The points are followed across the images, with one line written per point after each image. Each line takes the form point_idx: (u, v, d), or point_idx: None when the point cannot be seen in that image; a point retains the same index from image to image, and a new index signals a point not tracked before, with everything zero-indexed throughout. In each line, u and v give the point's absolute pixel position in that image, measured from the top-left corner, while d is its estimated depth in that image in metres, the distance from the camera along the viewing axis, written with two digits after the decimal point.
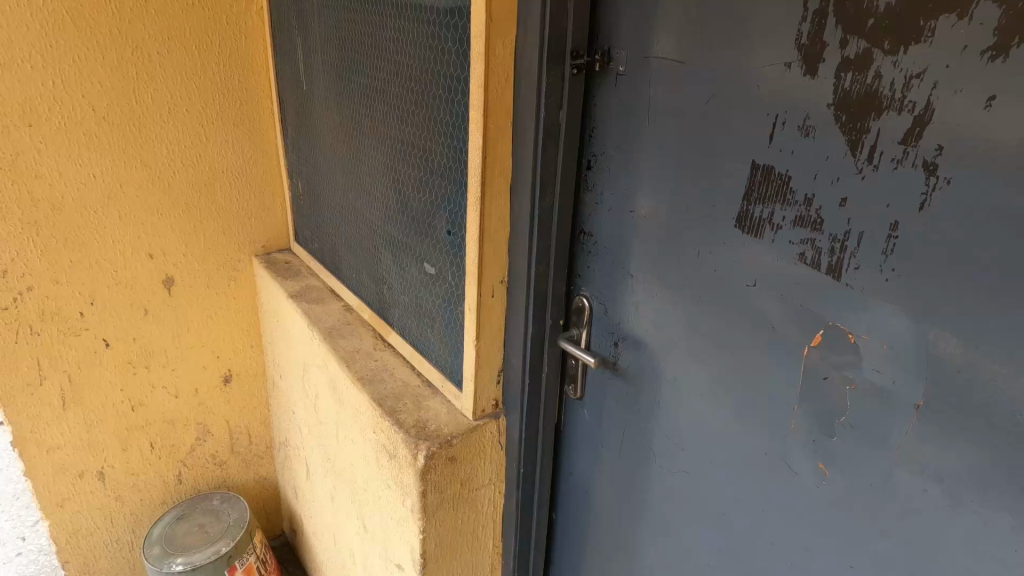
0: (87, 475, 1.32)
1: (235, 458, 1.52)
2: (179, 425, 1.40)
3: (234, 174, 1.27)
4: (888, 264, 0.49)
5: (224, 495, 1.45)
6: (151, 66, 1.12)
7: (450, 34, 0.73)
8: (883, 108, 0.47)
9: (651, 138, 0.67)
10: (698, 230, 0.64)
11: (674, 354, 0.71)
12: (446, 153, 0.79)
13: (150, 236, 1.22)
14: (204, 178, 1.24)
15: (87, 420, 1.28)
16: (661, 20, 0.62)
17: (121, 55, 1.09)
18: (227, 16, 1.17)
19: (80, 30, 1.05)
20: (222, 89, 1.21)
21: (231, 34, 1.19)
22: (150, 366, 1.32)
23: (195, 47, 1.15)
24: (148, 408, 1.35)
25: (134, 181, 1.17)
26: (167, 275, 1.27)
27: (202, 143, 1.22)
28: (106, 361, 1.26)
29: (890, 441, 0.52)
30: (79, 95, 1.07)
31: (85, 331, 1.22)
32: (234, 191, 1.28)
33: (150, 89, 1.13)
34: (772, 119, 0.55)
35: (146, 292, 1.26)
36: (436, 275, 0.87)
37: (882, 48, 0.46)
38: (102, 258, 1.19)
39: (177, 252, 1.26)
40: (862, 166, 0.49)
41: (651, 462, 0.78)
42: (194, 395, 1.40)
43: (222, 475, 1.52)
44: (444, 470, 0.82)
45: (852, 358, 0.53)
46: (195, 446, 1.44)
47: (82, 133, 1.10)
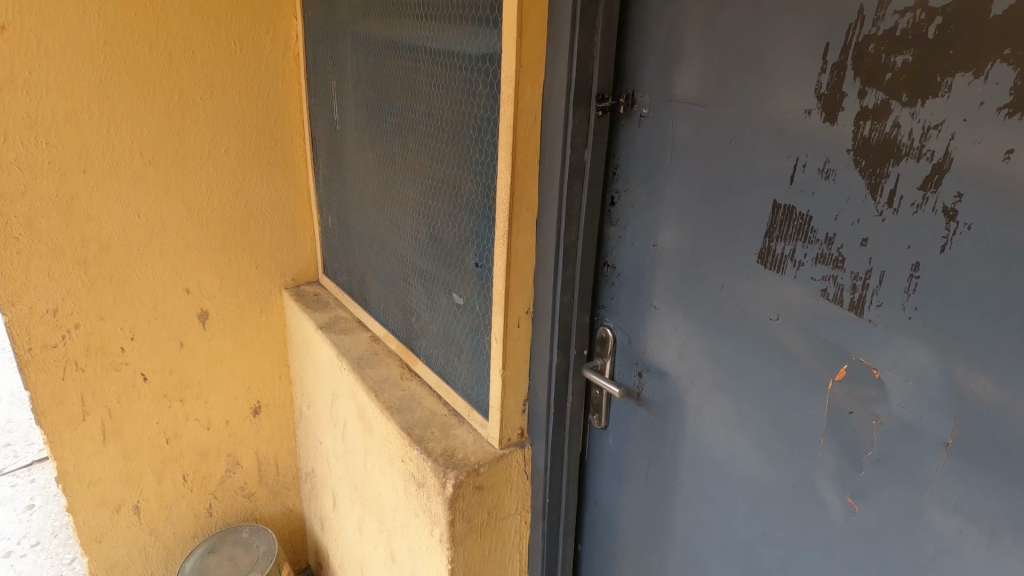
0: (124, 508, 1.35)
1: (263, 489, 1.54)
2: (210, 456, 1.42)
3: (267, 211, 1.31)
4: (911, 302, 0.51)
5: (253, 527, 1.47)
6: (195, 111, 1.17)
7: (481, 78, 0.76)
8: (902, 155, 0.49)
9: (674, 177, 0.70)
10: (722, 266, 0.66)
11: (700, 387, 0.73)
12: (476, 189, 0.82)
13: (188, 271, 1.26)
14: (240, 215, 1.28)
15: (125, 452, 1.31)
16: (683, 67, 0.65)
17: (168, 102, 1.14)
18: (266, 61, 1.22)
19: (133, 80, 1.10)
20: (259, 130, 1.25)
21: (269, 78, 1.24)
22: (185, 398, 1.35)
23: (235, 92, 1.20)
24: (182, 440, 1.37)
25: (176, 219, 1.21)
26: (202, 307, 1.30)
27: (239, 182, 1.26)
28: (144, 395, 1.29)
29: (918, 476, 0.53)
30: (129, 140, 1.12)
31: (125, 365, 1.25)
32: (267, 226, 1.32)
33: (194, 133, 1.18)
34: (793, 162, 0.57)
35: (182, 325, 1.29)
36: (464, 305, 0.90)
37: (900, 100, 0.48)
38: (144, 293, 1.23)
39: (213, 284, 1.29)
40: (882, 209, 0.51)
41: (677, 494, 0.79)
42: (225, 427, 1.42)
43: (251, 506, 1.53)
44: (472, 499, 0.84)
45: (877, 392, 0.55)
46: (225, 476, 1.46)
47: (130, 176, 1.14)
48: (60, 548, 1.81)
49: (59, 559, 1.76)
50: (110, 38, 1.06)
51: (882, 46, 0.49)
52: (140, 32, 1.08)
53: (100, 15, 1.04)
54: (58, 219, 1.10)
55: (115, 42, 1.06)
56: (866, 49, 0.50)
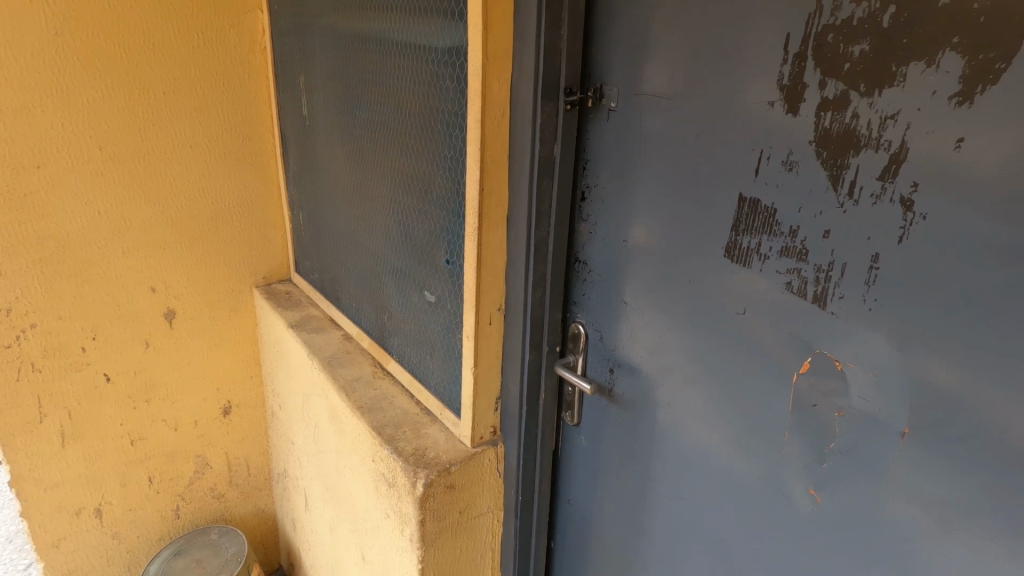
0: (84, 512, 1.32)
1: (234, 490, 1.52)
2: (179, 458, 1.40)
3: (236, 208, 1.29)
4: (871, 294, 0.51)
5: (222, 529, 1.45)
6: (158, 106, 1.15)
7: (449, 72, 0.75)
8: (861, 145, 0.49)
9: (643, 171, 0.69)
10: (691, 261, 0.66)
11: (670, 383, 0.73)
12: (446, 185, 0.81)
13: (155, 270, 1.24)
14: (207, 213, 1.26)
15: (87, 455, 1.28)
16: (651, 61, 0.65)
17: (129, 96, 1.12)
18: (232, 55, 1.21)
19: (90, 73, 1.07)
20: (226, 125, 1.24)
21: (236, 73, 1.22)
22: (151, 400, 1.32)
23: (199, 87, 1.18)
24: (148, 442, 1.35)
25: (139, 216, 1.19)
26: (169, 306, 1.28)
27: (206, 178, 1.24)
28: (108, 396, 1.27)
29: (879, 467, 0.53)
30: (87, 135, 1.10)
31: (87, 366, 1.22)
32: (237, 224, 1.30)
33: (156, 128, 1.16)
34: (757, 154, 0.57)
35: (149, 324, 1.27)
36: (436, 302, 0.89)
37: (858, 90, 0.48)
38: (109, 293, 1.20)
39: (181, 284, 1.28)
40: (842, 200, 0.51)
41: (648, 489, 0.79)
42: (194, 427, 1.40)
43: (221, 508, 1.51)
44: (443, 498, 0.83)
45: (839, 385, 0.55)
46: (194, 478, 1.44)
47: (90, 172, 1.12)
48: (14, 554, 1.77)
49: (12, 565, 1.73)
50: (64, 30, 1.03)
51: (840, 36, 0.49)
52: (97, 24, 1.06)
53: (54, 5, 1.02)
54: (13, 216, 1.07)
55: (70, 34, 1.04)
56: (825, 40, 0.50)
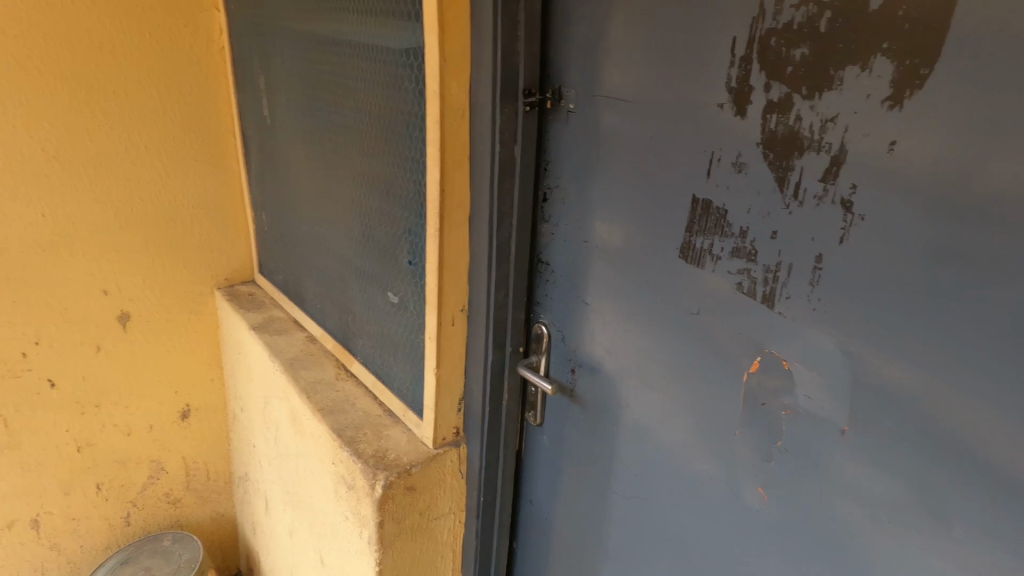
0: (20, 524, 1.30)
1: (191, 495, 1.50)
2: (132, 463, 1.39)
3: (195, 210, 1.29)
4: (816, 294, 0.52)
5: (175, 536, 1.45)
6: (105, 106, 1.15)
7: (408, 72, 0.75)
8: (804, 147, 0.50)
9: (601, 173, 0.70)
10: (648, 262, 0.67)
11: (630, 383, 0.73)
12: (408, 185, 0.81)
13: (107, 273, 1.23)
14: (163, 215, 1.26)
15: (28, 464, 1.27)
16: (607, 63, 0.65)
17: (73, 95, 1.11)
18: (187, 55, 1.20)
19: (28, 73, 1.06)
20: (182, 126, 1.23)
21: (193, 74, 1.22)
22: (101, 405, 1.31)
23: (151, 87, 1.18)
24: (97, 448, 1.34)
25: (88, 218, 1.18)
26: (123, 309, 1.27)
27: (161, 179, 1.24)
28: (51, 403, 1.26)
29: (824, 464, 0.54)
30: (31, 135, 1.09)
31: (28, 372, 1.21)
32: (195, 225, 1.30)
33: (105, 129, 1.16)
34: (709, 156, 0.58)
35: (102, 328, 1.27)
36: (399, 304, 0.89)
37: (800, 93, 0.49)
38: (53, 296, 1.20)
39: (135, 286, 1.27)
40: (788, 201, 0.52)
41: (608, 489, 0.80)
42: (148, 432, 1.39)
43: (176, 513, 1.50)
44: (403, 500, 0.83)
45: (787, 383, 0.56)
46: (148, 483, 1.43)
47: (35, 173, 1.11)
48: None
49: None
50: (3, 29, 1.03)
51: (782, 39, 0.49)
52: (39, 24, 1.05)
53: None
54: None
55: (10, 33, 1.03)
56: (769, 43, 0.51)
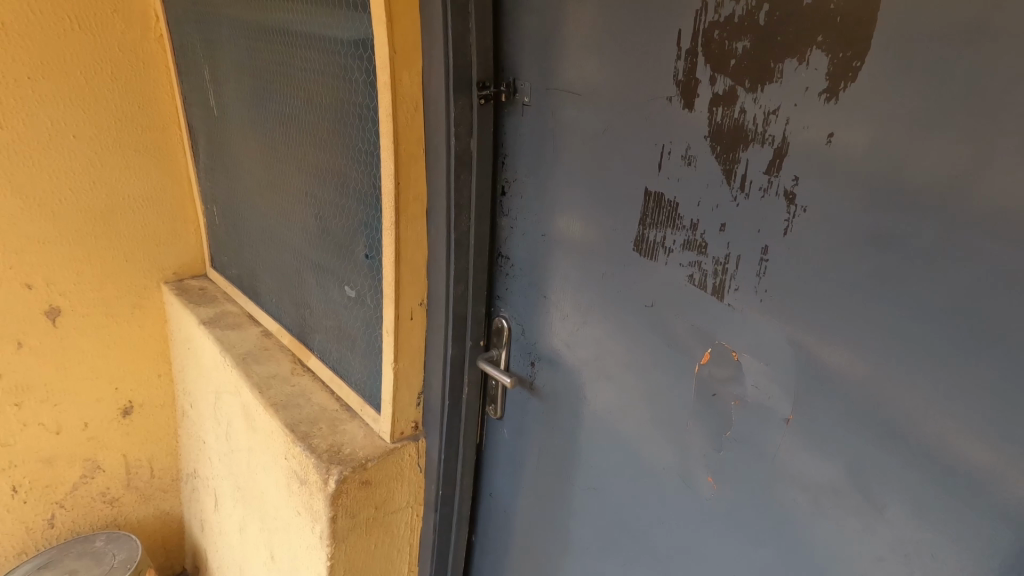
0: None
1: (130, 494, 1.47)
2: (59, 464, 1.34)
3: (132, 201, 1.26)
4: (762, 285, 0.53)
5: (110, 535, 1.41)
6: (31, 92, 1.10)
7: (358, 63, 0.73)
8: (749, 140, 0.51)
9: (557, 166, 0.70)
10: (604, 255, 0.67)
11: (587, 375, 0.74)
12: (363, 178, 0.79)
13: (33, 266, 1.19)
14: (98, 206, 1.22)
15: None
16: (559, 55, 0.65)
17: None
18: (122, 41, 1.17)
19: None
20: (117, 115, 1.20)
21: (128, 61, 1.19)
22: (21, 403, 1.26)
23: (81, 73, 1.14)
24: (16, 448, 1.28)
25: (14, 209, 1.14)
26: (53, 304, 1.23)
27: (96, 169, 1.20)
28: None
29: (770, 452, 0.56)
30: None
31: None
32: (134, 216, 1.27)
33: (32, 115, 1.11)
34: (660, 149, 0.58)
35: (27, 322, 1.22)
36: (356, 298, 0.87)
37: (744, 86, 0.50)
38: None
39: (66, 280, 1.23)
40: (735, 194, 0.53)
41: (565, 481, 0.80)
42: (83, 430, 1.35)
43: (114, 513, 1.46)
44: (358, 494, 0.82)
45: (735, 374, 0.57)
46: (81, 483, 1.38)
47: None
48: None
49: None
50: None
51: (725, 32, 0.50)
52: None
53: None
54: None
55: None
56: (712, 36, 0.51)
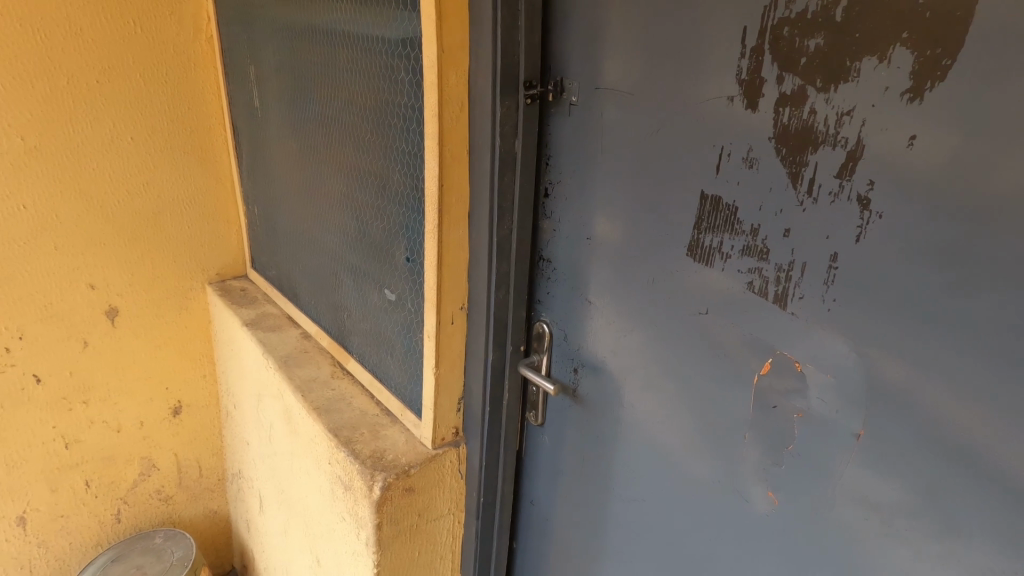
0: (7, 521, 1.27)
1: (182, 492, 1.49)
2: (121, 461, 1.38)
3: (181, 202, 1.28)
4: (830, 294, 0.50)
5: (167, 533, 1.43)
6: (87, 94, 1.12)
7: (403, 64, 0.73)
8: (819, 142, 0.48)
9: (604, 168, 0.68)
10: (653, 261, 0.65)
11: (633, 384, 0.72)
12: (404, 181, 0.79)
13: (91, 266, 1.21)
14: (150, 207, 1.24)
15: (12, 459, 1.24)
16: (609, 54, 0.63)
17: (53, 84, 1.08)
18: (173, 43, 1.18)
19: (6, 59, 1.03)
20: (168, 116, 1.22)
21: (179, 63, 1.20)
22: (89, 401, 1.30)
23: (135, 75, 1.16)
24: (85, 445, 1.32)
25: (72, 210, 1.16)
26: (110, 304, 1.26)
27: (148, 171, 1.22)
28: (36, 399, 1.23)
29: (834, 468, 0.53)
30: (7, 122, 1.06)
31: (11, 367, 1.19)
32: (181, 217, 1.29)
33: (87, 118, 1.13)
34: (718, 151, 0.56)
35: (86, 323, 1.24)
36: (396, 301, 0.87)
37: (815, 85, 0.47)
38: (36, 289, 1.17)
39: (121, 281, 1.25)
40: (802, 198, 0.50)
41: (607, 490, 0.78)
42: (139, 428, 1.38)
43: (168, 511, 1.49)
44: (401, 501, 0.81)
45: (798, 386, 0.54)
46: (138, 481, 1.42)
47: (13, 163, 1.08)
48: None
49: None
50: None
51: (796, 29, 0.48)
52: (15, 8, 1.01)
53: None
54: None
55: None
56: (781, 33, 0.49)
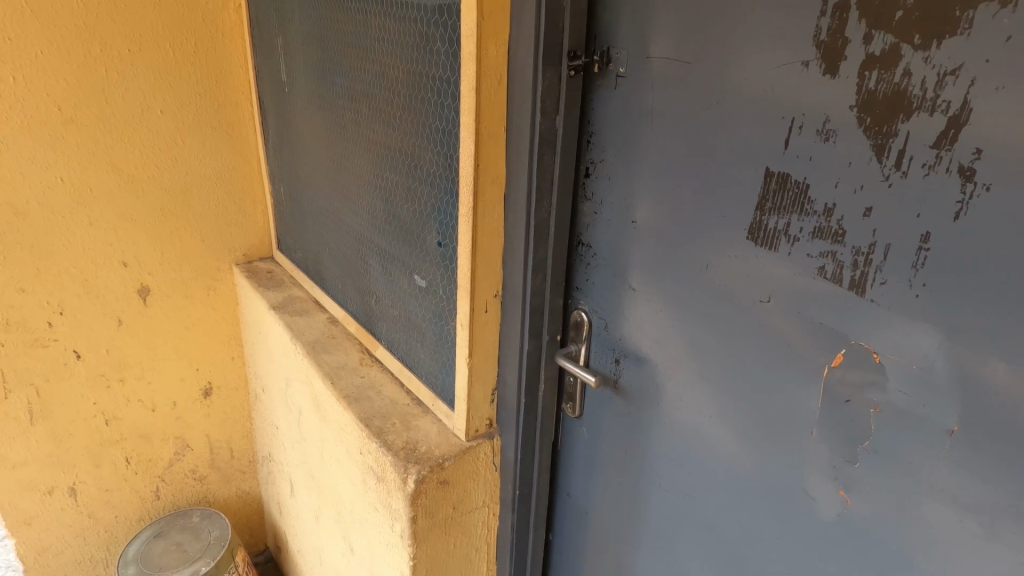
0: (56, 492, 1.28)
1: (215, 473, 1.49)
2: (157, 439, 1.37)
3: (211, 179, 1.25)
4: (918, 279, 0.45)
5: (204, 512, 1.42)
6: (120, 64, 1.10)
7: (439, 32, 0.68)
8: (913, 108, 0.43)
9: (653, 145, 0.63)
10: (705, 244, 0.60)
11: (681, 376, 0.67)
12: (437, 159, 0.74)
13: (124, 243, 1.20)
14: (181, 184, 1.22)
15: (57, 433, 1.24)
16: (662, 18, 0.58)
17: (88, 51, 1.06)
18: (203, 13, 1.15)
19: (40, 23, 1.01)
20: (199, 89, 1.19)
21: (208, 34, 1.17)
22: (125, 379, 1.29)
23: (167, 45, 1.13)
24: (124, 422, 1.31)
25: (105, 185, 1.14)
26: (143, 283, 1.24)
27: (179, 145, 1.20)
28: (78, 373, 1.23)
29: (919, 467, 0.48)
30: (42, 92, 1.04)
31: (53, 342, 1.18)
32: (211, 196, 1.26)
33: (120, 89, 1.11)
34: (788, 122, 0.51)
35: (120, 301, 1.23)
36: (427, 287, 0.83)
37: (912, 43, 0.42)
38: (74, 265, 1.16)
39: (153, 260, 1.24)
40: (887, 172, 0.45)
41: (652, 485, 0.74)
42: (172, 409, 1.37)
43: (202, 491, 1.48)
44: (436, 494, 0.78)
45: (877, 379, 0.50)
46: (173, 460, 1.41)
47: (47, 134, 1.07)
48: None
49: None
50: None
51: None
52: None
53: None
54: None
55: None
56: None
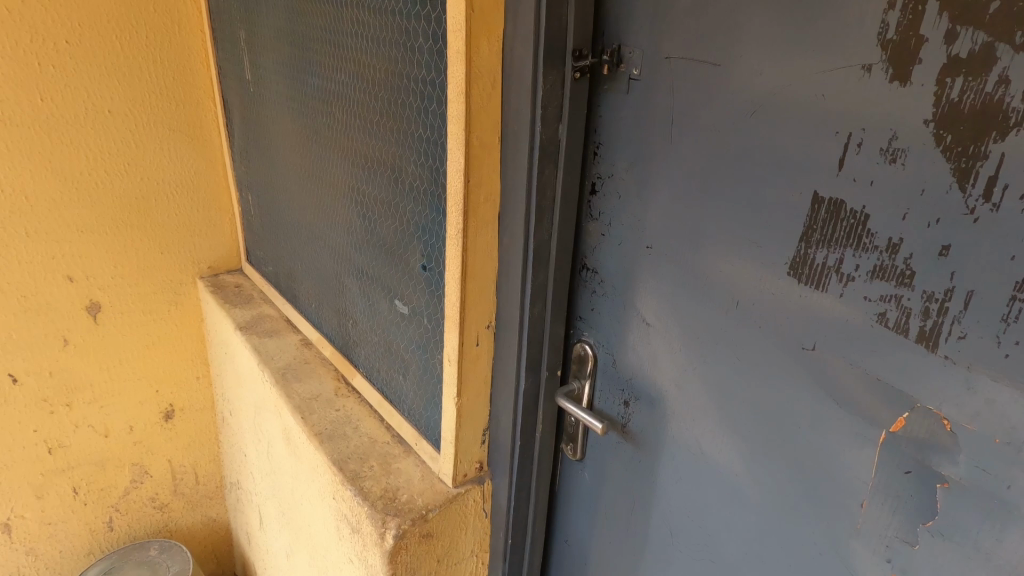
0: None
1: (178, 500, 1.39)
2: (110, 467, 1.27)
3: (170, 185, 1.16)
4: (1010, 335, 0.37)
5: (162, 544, 1.33)
6: (65, 61, 1.00)
7: (422, 27, 0.59)
8: (1011, 126, 0.35)
9: (672, 160, 0.54)
10: (735, 276, 0.51)
11: (701, 424, 0.58)
12: (421, 171, 0.65)
13: (70, 257, 1.09)
14: (136, 191, 1.12)
15: None
16: (684, 13, 0.49)
17: (26, 46, 0.96)
18: (159, 5, 1.06)
19: None
20: (154, 88, 1.10)
21: (164, 28, 1.08)
22: (72, 404, 1.18)
23: (118, 40, 1.04)
24: (71, 450, 1.21)
25: (49, 194, 1.04)
26: (92, 299, 1.14)
27: (133, 150, 1.10)
28: (18, 399, 1.12)
29: (1001, 557, 0.40)
30: None
31: None
32: (171, 204, 1.17)
33: (65, 88, 1.01)
34: (843, 139, 0.42)
35: (67, 319, 1.13)
36: (409, 313, 0.74)
37: (1012, 43, 0.34)
38: (13, 281, 1.06)
39: (105, 274, 1.14)
40: (974, 204, 0.37)
41: (663, 542, 0.66)
42: (129, 434, 1.27)
43: (164, 519, 1.38)
44: (419, 549, 0.69)
45: (949, 451, 0.41)
46: (130, 488, 1.31)
47: None
48: None
49: None
50: None
51: None
52: None
53: None
54: None
55: None
56: None
